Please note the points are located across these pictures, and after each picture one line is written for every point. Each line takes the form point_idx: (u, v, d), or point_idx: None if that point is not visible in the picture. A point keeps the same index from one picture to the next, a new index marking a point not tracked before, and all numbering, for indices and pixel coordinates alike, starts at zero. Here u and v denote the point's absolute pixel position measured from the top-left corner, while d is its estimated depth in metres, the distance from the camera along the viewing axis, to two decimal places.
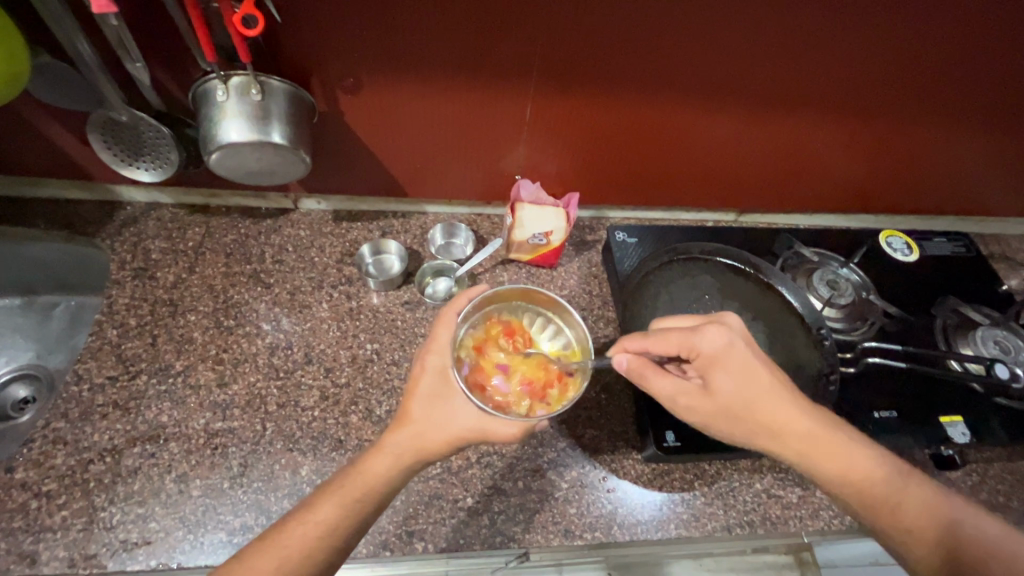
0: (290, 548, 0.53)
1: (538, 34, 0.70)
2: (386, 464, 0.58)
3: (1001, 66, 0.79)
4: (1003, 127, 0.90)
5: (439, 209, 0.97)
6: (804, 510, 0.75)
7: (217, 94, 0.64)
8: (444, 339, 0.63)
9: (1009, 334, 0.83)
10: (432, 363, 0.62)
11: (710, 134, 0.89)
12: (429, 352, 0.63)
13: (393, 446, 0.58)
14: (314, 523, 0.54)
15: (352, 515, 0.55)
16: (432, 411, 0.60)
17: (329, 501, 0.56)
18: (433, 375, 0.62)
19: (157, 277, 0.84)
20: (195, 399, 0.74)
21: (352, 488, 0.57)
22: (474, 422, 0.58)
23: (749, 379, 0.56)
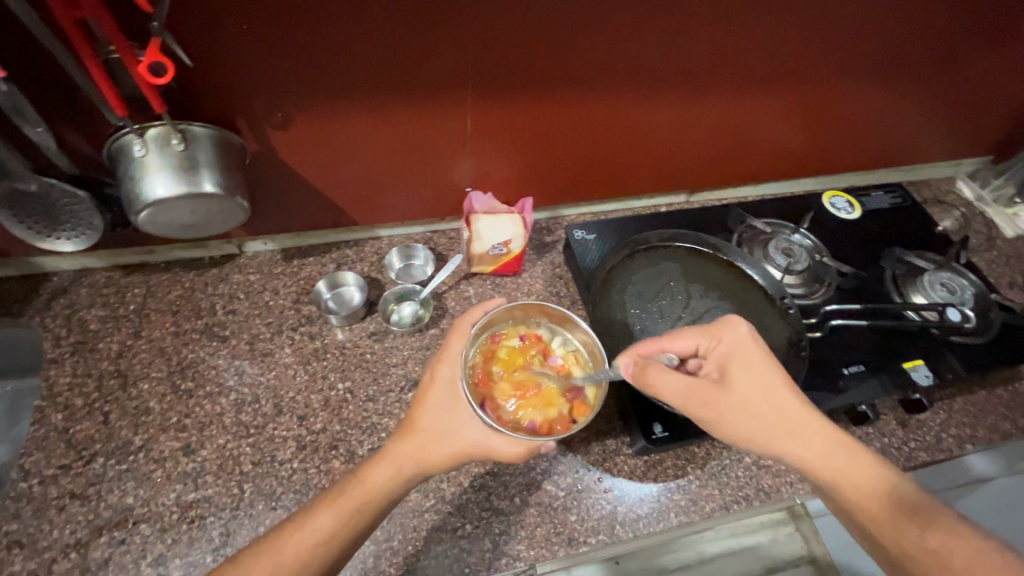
0: (286, 554, 0.55)
1: (465, 44, 0.69)
2: (387, 475, 0.59)
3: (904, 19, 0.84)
4: (915, 76, 0.96)
5: (393, 232, 0.94)
6: (794, 475, 0.77)
7: (136, 149, 0.59)
8: (455, 351, 0.65)
9: (953, 276, 0.88)
10: (441, 374, 0.64)
11: (652, 120, 0.90)
12: (440, 363, 0.64)
13: (394, 451, 0.60)
14: (311, 531, 0.56)
15: (349, 522, 0.57)
16: (440, 422, 0.62)
17: (325, 509, 0.57)
18: (442, 388, 0.63)
19: (99, 349, 0.78)
20: (161, 473, 0.69)
21: (349, 494, 0.58)
22: (479, 437, 0.60)
23: (759, 375, 0.59)
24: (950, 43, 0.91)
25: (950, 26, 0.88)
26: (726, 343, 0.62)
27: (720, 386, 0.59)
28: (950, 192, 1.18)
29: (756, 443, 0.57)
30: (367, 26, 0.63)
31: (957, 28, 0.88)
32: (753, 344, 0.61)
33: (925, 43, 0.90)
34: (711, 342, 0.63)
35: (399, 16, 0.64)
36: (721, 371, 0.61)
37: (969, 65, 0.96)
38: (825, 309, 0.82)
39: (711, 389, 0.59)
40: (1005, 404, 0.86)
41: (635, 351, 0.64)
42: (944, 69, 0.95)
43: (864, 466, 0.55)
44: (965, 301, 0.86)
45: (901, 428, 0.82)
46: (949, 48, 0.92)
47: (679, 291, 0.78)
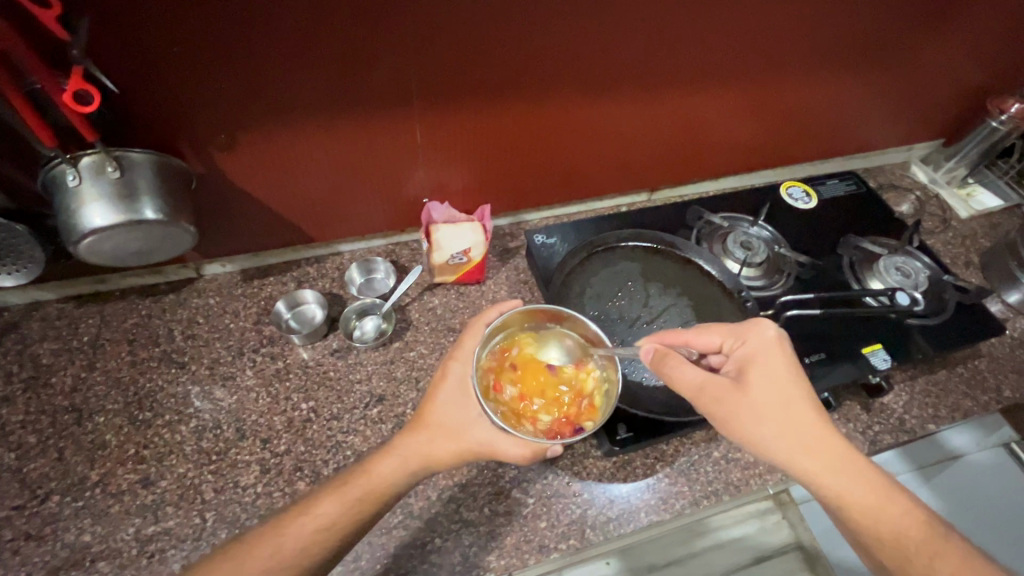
0: (287, 538, 0.56)
1: (407, 56, 0.69)
2: (394, 470, 0.61)
3: (845, 8, 0.85)
4: (861, 65, 0.98)
5: (354, 246, 0.94)
6: (762, 466, 0.78)
7: (68, 178, 0.58)
8: (468, 349, 0.67)
9: (906, 260, 0.90)
10: (454, 372, 0.65)
11: (606, 120, 0.90)
12: (453, 360, 0.66)
13: (405, 441, 0.62)
14: (314, 516, 0.57)
15: (353, 510, 0.58)
16: (450, 420, 0.63)
17: (330, 496, 0.59)
18: (452, 383, 0.65)
19: (53, 383, 0.76)
20: (119, 507, 0.67)
21: (355, 483, 0.60)
22: (487, 436, 0.62)
23: (778, 378, 0.59)
24: (892, 31, 0.93)
25: (890, 14, 0.90)
26: (749, 343, 0.62)
27: (739, 387, 0.59)
28: (905, 177, 1.20)
29: (766, 445, 0.56)
30: (306, 42, 0.63)
31: (897, 16, 0.90)
32: (774, 350, 0.61)
33: (868, 32, 0.92)
34: (733, 341, 0.64)
35: (336, 32, 0.63)
36: (739, 372, 0.61)
37: (913, 51, 0.98)
38: (782, 301, 0.83)
39: (730, 389, 0.59)
40: (965, 383, 0.88)
41: (661, 338, 0.66)
42: (888, 56, 0.98)
43: (865, 474, 0.55)
44: (919, 284, 0.88)
45: (865, 413, 0.83)
46: (891, 36, 0.94)
47: (638, 291, 0.78)
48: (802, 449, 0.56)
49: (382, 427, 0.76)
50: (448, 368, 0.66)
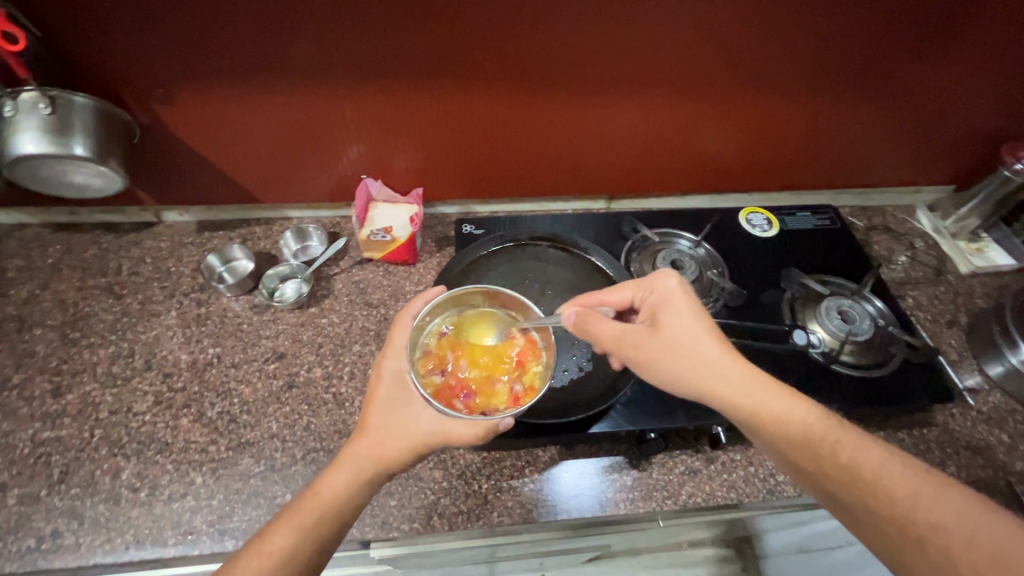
0: None
1: (329, 33, 0.72)
2: (343, 482, 0.58)
3: (821, 28, 0.79)
4: (850, 93, 0.89)
5: (302, 213, 0.98)
6: (637, 491, 0.74)
7: (6, 109, 0.66)
8: (399, 344, 0.65)
9: (854, 304, 0.83)
10: (390, 369, 0.64)
11: (553, 118, 0.89)
12: (386, 357, 0.65)
13: (354, 451, 0.60)
14: (265, 556, 0.53)
15: (311, 539, 0.55)
16: (393, 419, 0.61)
17: (282, 529, 0.55)
18: (391, 381, 0.63)
19: (10, 294, 0.86)
20: (27, 409, 0.75)
21: (307, 508, 0.57)
22: (435, 424, 0.60)
23: (693, 319, 0.60)
24: (887, 59, 0.84)
25: (882, 40, 0.81)
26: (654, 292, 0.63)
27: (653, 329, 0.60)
28: (906, 222, 1.09)
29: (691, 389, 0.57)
30: (232, 9, 0.67)
31: (892, 43, 0.82)
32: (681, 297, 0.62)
33: (855, 58, 0.84)
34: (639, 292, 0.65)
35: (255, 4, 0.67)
36: (653, 320, 0.62)
37: (914, 84, 0.89)
38: None
39: (647, 333, 0.60)
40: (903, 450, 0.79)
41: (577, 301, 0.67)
42: (883, 86, 0.89)
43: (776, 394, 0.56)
44: (860, 331, 0.81)
45: (771, 458, 0.78)
46: (886, 65, 0.85)
47: (535, 292, 0.77)
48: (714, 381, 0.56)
49: (273, 382, 0.80)
50: (384, 368, 0.64)
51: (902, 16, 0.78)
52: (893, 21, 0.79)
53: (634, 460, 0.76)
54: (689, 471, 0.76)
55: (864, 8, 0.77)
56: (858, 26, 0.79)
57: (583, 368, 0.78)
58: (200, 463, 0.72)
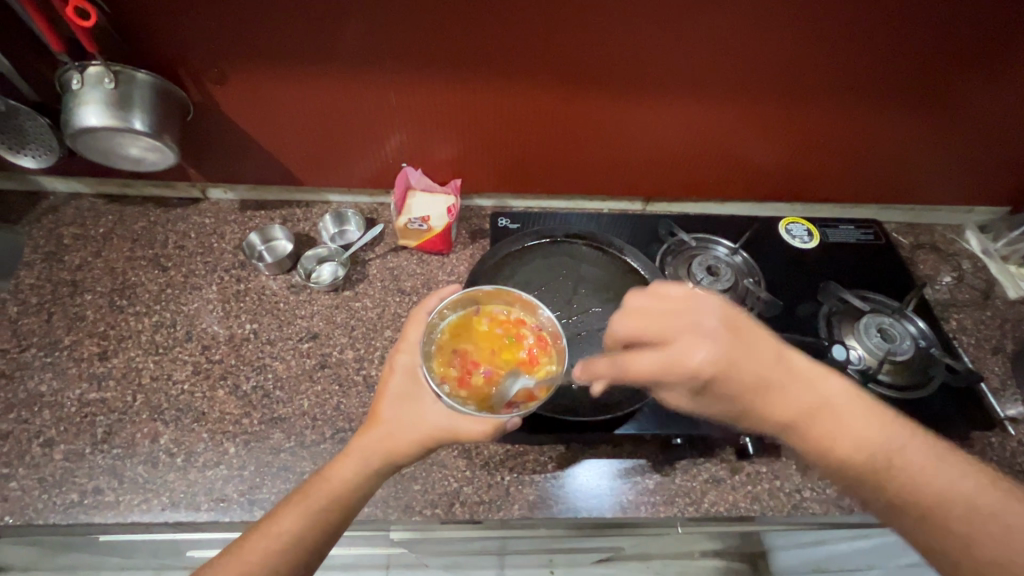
0: (253, 562, 0.54)
1: (380, 21, 0.72)
2: (351, 471, 0.59)
3: (881, 36, 0.76)
4: (905, 105, 0.86)
5: (341, 198, 1.00)
6: (658, 496, 0.74)
7: (73, 83, 0.68)
8: (413, 339, 0.65)
9: (895, 322, 0.80)
10: (403, 363, 0.64)
11: (594, 117, 0.89)
12: (400, 351, 0.65)
13: (363, 440, 0.61)
14: (273, 538, 0.55)
15: (317, 524, 0.57)
16: (403, 411, 0.62)
17: (291, 513, 0.57)
18: (402, 375, 0.64)
19: (64, 260, 0.90)
20: (75, 370, 0.79)
21: (316, 493, 0.58)
22: (445, 419, 0.60)
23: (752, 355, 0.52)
24: (947, 72, 0.81)
25: (945, 52, 0.78)
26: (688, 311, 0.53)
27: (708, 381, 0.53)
28: (954, 242, 1.06)
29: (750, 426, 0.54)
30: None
31: (955, 55, 0.79)
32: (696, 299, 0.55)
33: (914, 69, 0.81)
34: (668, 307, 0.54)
35: None
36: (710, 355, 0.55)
37: (974, 99, 0.85)
38: None
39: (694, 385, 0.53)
40: None
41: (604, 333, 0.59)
42: (941, 100, 0.86)
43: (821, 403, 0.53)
44: (900, 350, 0.78)
45: (798, 474, 0.76)
46: (946, 77, 0.82)
47: (567, 289, 0.78)
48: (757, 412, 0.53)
49: (306, 361, 0.82)
50: (396, 363, 0.65)
51: (969, 28, 0.75)
52: (958, 33, 0.76)
53: (657, 464, 0.76)
54: (713, 480, 0.75)
55: (930, 17, 0.74)
56: (921, 37, 0.76)
57: None
58: (233, 434, 0.75)
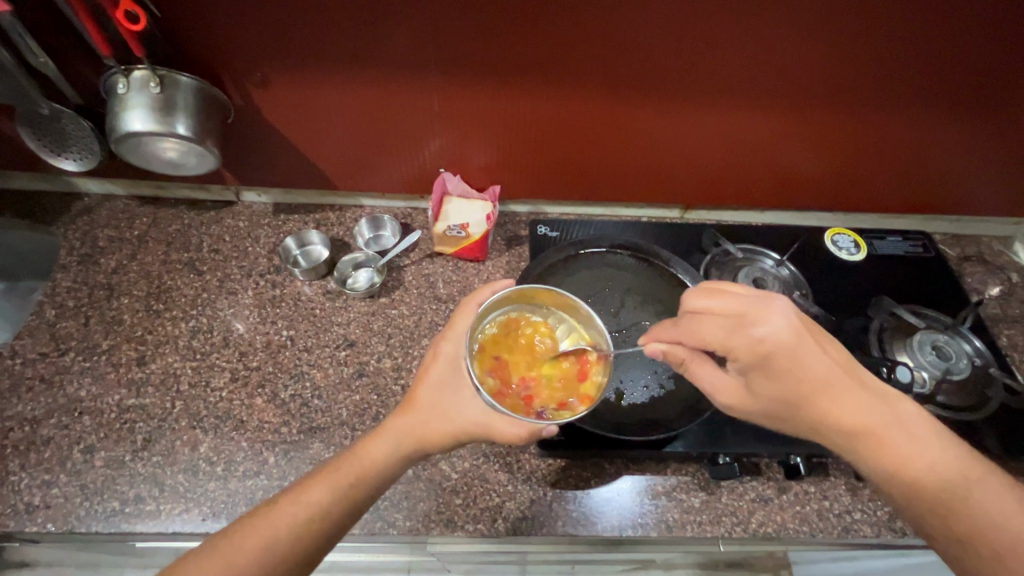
0: (279, 528, 0.53)
1: (428, 24, 0.71)
2: (382, 450, 0.59)
3: (945, 43, 0.73)
4: (962, 114, 0.84)
5: (375, 202, 0.99)
6: (705, 515, 0.72)
7: (118, 87, 0.68)
8: (460, 328, 0.64)
9: (950, 340, 0.78)
10: (445, 352, 0.63)
11: (637, 123, 0.86)
12: (444, 339, 0.64)
13: (395, 419, 0.61)
14: (301, 506, 0.54)
15: (344, 497, 0.56)
16: (439, 399, 0.61)
17: (319, 484, 0.56)
18: (444, 364, 0.63)
19: (100, 263, 0.90)
20: (114, 375, 0.78)
21: (346, 466, 0.58)
22: (480, 413, 0.59)
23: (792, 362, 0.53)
24: (1011, 80, 0.78)
25: (1011, 60, 0.75)
26: (748, 314, 0.54)
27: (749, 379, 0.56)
28: (1001, 254, 1.03)
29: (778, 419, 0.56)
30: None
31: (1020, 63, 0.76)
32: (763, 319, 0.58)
33: (975, 77, 0.78)
34: (724, 308, 0.55)
35: None
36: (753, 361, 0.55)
37: None
38: None
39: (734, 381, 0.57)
40: None
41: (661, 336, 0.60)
42: (1001, 109, 0.83)
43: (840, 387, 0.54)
44: (956, 369, 0.76)
45: (848, 495, 0.74)
46: (1009, 86, 0.79)
47: (612, 301, 0.76)
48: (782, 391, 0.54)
49: (344, 369, 0.81)
50: (439, 350, 0.64)
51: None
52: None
53: (703, 482, 0.74)
54: (760, 499, 0.74)
55: (999, 25, 0.71)
56: (986, 44, 0.73)
57: (663, 386, 0.71)
58: (273, 443, 0.74)
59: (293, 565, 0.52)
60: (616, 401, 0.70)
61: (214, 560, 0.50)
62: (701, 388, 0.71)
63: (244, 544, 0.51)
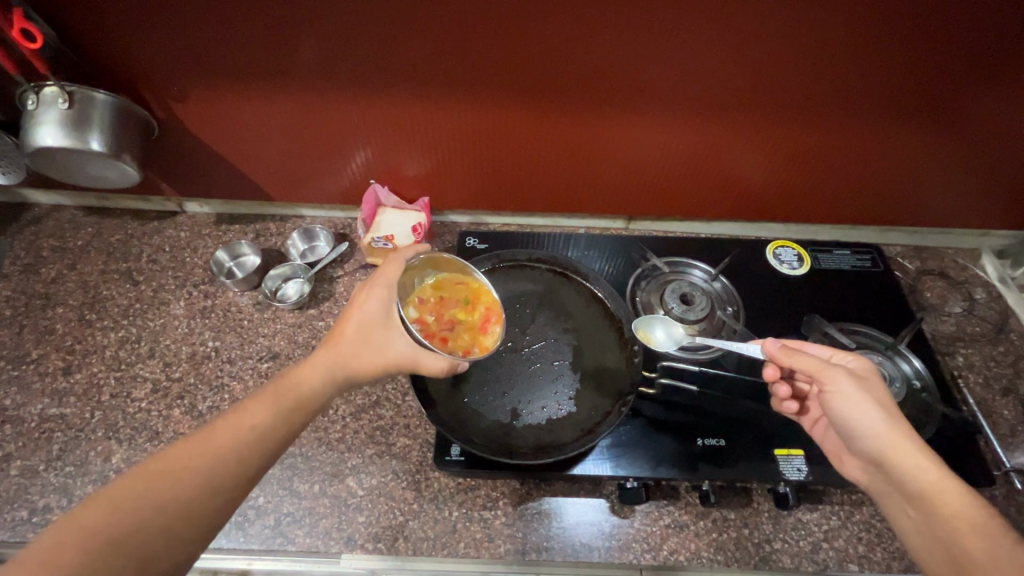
0: (223, 445, 0.49)
1: (329, 42, 0.69)
2: (318, 378, 0.57)
3: (886, 54, 0.67)
4: (918, 127, 0.77)
5: (315, 212, 1.00)
6: (615, 540, 0.69)
7: (29, 103, 0.69)
8: (392, 274, 0.64)
9: (885, 360, 0.78)
10: (378, 294, 0.63)
11: (565, 134, 0.83)
12: (376, 283, 0.63)
13: (330, 352, 0.59)
14: (245, 429, 0.51)
15: (286, 419, 0.53)
16: (370, 336, 0.61)
17: (260, 407, 0.53)
18: (377, 304, 0.62)
19: (41, 272, 0.92)
20: (38, 385, 0.80)
21: (285, 391, 0.55)
22: (410, 351, 0.61)
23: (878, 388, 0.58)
24: (964, 92, 0.72)
25: (963, 72, 0.69)
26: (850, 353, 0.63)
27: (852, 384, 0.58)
28: (967, 268, 0.97)
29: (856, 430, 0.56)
30: (233, 15, 0.66)
31: (974, 73, 0.69)
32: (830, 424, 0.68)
33: (926, 88, 0.72)
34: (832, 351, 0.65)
35: (254, 12, 0.65)
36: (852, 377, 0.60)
37: (999, 122, 0.75)
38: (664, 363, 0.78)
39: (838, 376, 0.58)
40: None
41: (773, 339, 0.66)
42: (960, 123, 0.76)
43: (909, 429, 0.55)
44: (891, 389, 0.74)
45: (770, 522, 0.71)
46: (966, 97, 0.73)
47: (524, 317, 0.76)
48: (866, 404, 0.56)
49: (264, 381, 0.81)
50: (370, 293, 0.63)
51: (990, 45, 0.65)
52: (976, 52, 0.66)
53: (616, 505, 0.72)
54: (675, 525, 0.71)
55: (945, 34, 0.64)
56: (932, 54, 0.67)
57: (562, 408, 0.69)
58: None
59: (242, 479, 0.49)
60: (509, 424, 0.68)
61: (153, 477, 0.45)
62: (601, 412, 0.69)
63: (189, 462, 0.47)
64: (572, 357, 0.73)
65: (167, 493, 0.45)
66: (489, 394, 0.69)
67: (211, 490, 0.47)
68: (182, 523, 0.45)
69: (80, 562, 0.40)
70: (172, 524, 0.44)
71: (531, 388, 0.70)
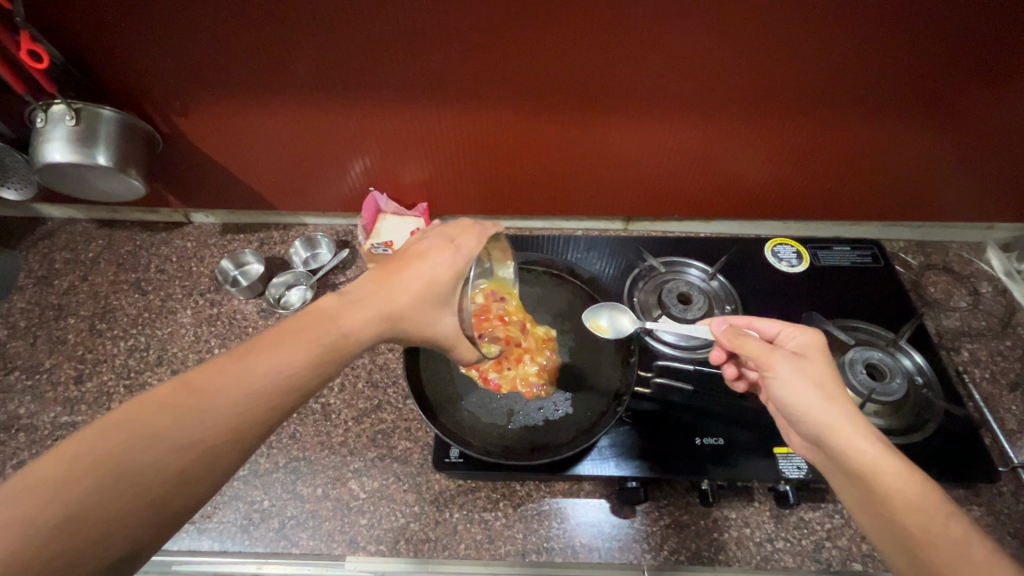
0: (251, 383, 0.44)
1: (322, 53, 0.70)
2: (358, 324, 0.50)
3: (873, 45, 0.67)
4: (908, 118, 0.76)
5: (318, 221, 1.02)
6: (615, 541, 0.69)
7: (38, 121, 0.71)
8: (472, 245, 0.56)
9: (886, 356, 0.77)
10: (450, 262, 0.55)
11: (552, 135, 0.84)
12: (451, 248, 0.55)
13: (378, 307, 0.52)
14: (276, 369, 0.45)
15: (320, 363, 0.47)
16: (422, 300, 0.53)
17: (291, 344, 0.47)
18: (443, 273, 0.54)
19: (54, 284, 0.94)
20: (51, 394, 0.82)
21: (321, 332, 0.48)
22: (451, 335, 0.55)
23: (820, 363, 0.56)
24: (959, 82, 0.71)
25: (953, 63, 0.68)
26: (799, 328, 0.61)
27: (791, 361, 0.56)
28: (972, 262, 0.96)
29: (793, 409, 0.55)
30: (227, 28, 0.67)
31: (965, 64, 0.68)
32: None
33: (915, 80, 0.71)
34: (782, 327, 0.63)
35: (248, 26, 0.67)
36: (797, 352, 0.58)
37: (997, 113, 0.75)
38: (658, 363, 0.78)
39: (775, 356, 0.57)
40: None
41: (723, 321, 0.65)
42: (953, 115, 0.75)
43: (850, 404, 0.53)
44: (893, 385, 0.73)
45: (772, 522, 0.71)
46: (959, 90, 0.72)
47: None
48: (806, 388, 0.53)
49: None
50: (443, 257, 0.55)
51: (979, 35, 0.64)
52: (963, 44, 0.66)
53: (616, 505, 0.72)
54: (676, 525, 0.71)
55: (936, 26, 0.64)
56: (919, 46, 0.66)
57: (557, 410, 0.69)
58: None
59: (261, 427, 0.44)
60: (504, 425, 0.68)
61: (167, 411, 0.41)
62: (593, 413, 0.69)
63: (209, 396, 0.42)
64: (567, 358, 0.74)
65: (183, 428, 0.40)
66: (482, 398, 0.70)
67: (235, 434, 0.42)
68: (198, 464, 0.41)
69: (84, 495, 0.36)
70: (185, 466, 0.40)
71: (526, 390, 0.71)
